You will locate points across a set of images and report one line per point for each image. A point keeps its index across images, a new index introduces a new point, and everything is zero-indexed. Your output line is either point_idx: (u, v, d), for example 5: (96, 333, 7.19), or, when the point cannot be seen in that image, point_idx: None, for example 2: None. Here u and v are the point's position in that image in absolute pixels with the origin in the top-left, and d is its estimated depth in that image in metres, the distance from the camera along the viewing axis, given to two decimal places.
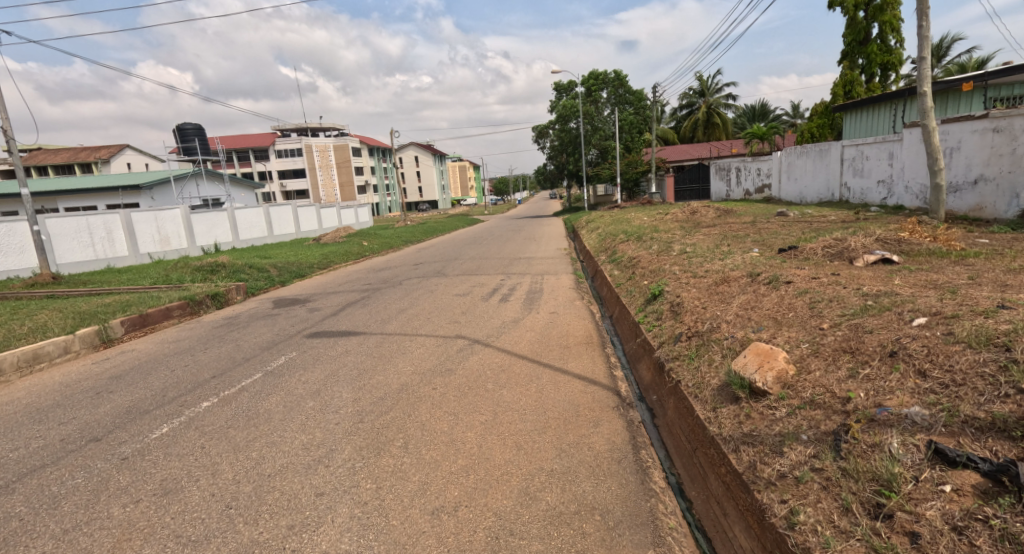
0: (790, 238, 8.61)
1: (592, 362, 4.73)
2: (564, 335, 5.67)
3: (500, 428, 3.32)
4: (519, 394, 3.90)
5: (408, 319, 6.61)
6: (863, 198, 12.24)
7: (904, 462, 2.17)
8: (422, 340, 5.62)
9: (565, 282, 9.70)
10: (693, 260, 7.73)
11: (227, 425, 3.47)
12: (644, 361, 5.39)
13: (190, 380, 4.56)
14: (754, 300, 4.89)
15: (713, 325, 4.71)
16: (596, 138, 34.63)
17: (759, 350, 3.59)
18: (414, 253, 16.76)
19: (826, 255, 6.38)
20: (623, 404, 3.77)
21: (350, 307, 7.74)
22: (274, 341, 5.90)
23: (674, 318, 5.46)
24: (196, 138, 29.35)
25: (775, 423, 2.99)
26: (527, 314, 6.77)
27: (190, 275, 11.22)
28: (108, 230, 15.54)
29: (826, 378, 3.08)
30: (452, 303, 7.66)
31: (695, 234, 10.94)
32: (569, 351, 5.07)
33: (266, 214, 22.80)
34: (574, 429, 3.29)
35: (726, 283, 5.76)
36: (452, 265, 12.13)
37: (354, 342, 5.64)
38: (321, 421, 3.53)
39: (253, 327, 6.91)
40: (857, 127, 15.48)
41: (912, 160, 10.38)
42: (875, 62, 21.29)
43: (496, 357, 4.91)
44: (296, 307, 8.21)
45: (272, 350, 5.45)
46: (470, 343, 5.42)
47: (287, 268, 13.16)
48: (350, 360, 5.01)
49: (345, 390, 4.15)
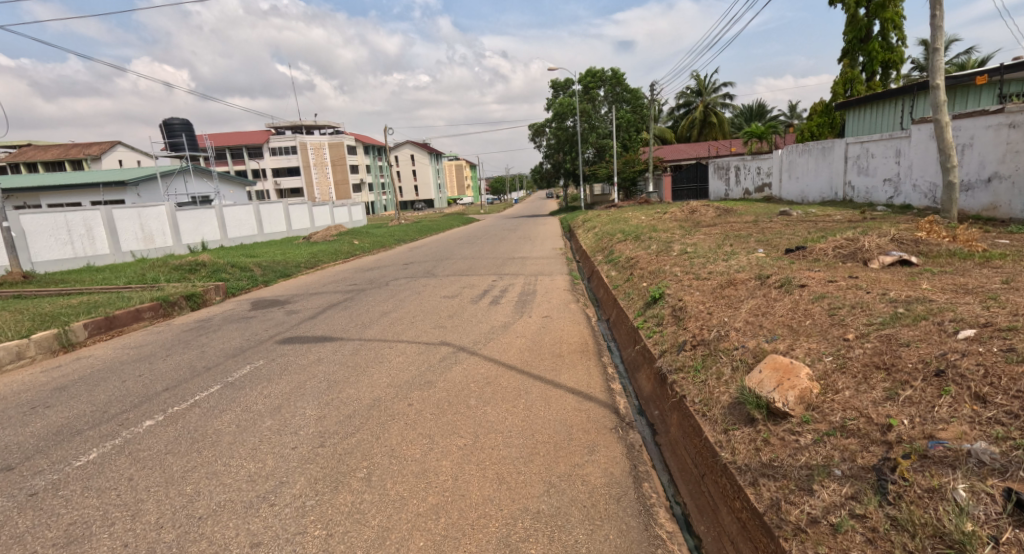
0: (795, 238, 8.21)
1: (587, 374, 4.30)
2: (557, 342, 5.22)
3: (482, 456, 2.88)
4: (505, 413, 3.46)
5: (391, 324, 6.15)
6: (867, 197, 11.88)
7: (976, 516, 1.74)
8: (403, 347, 5.17)
9: (560, 284, 9.27)
10: (694, 261, 7.32)
11: (165, 450, 3.01)
12: (643, 370, 4.97)
13: (139, 393, 4.07)
14: (764, 306, 4.47)
15: (720, 333, 4.28)
16: (594, 137, 34.25)
17: (777, 364, 3.16)
18: (406, 252, 16.25)
19: (838, 256, 5.98)
20: (622, 424, 3.33)
21: (331, 310, 7.28)
22: (243, 347, 5.43)
23: (677, 324, 5.03)
24: (184, 133, 28.65)
25: (800, 452, 2.56)
26: (519, 318, 6.33)
27: (168, 274, 10.72)
28: (89, 228, 15.00)
29: (859, 400, 2.64)
30: (439, 306, 7.20)
31: (695, 233, 10.54)
32: (562, 361, 4.64)
33: (256, 212, 22.27)
34: (565, 457, 2.85)
35: (732, 286, 5.34)
36: (443, 265, 11.67)
37: (329, 350, 5.18)
38: (274, 445, 3.07)
39: (225, 331, 6.44)
40: (861, 125, 15.12)
41: (920, 157, 10.00)
42: (877, 60, 20.94)
43: (482, 368, 4.47)
44: (274, 309, 7.73)
45: (239, 358, 4.99)
46: (454, 351, 4.96)
47: (272, 267, 12.68)
48: (321, 370, 4.55)
49: (309, 407, 3.69)
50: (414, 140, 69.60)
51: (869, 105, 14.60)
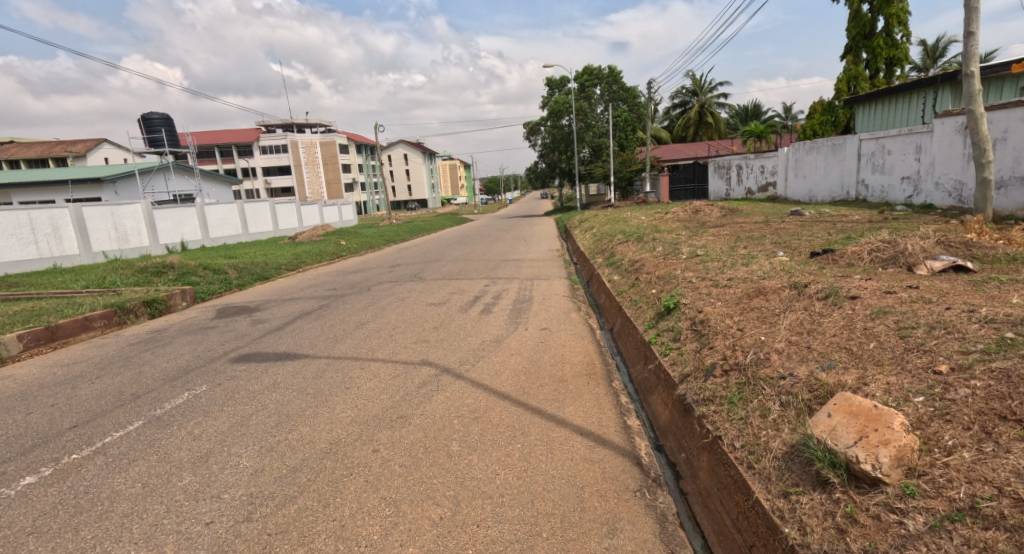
0: (816, 240, 7.51)
1: (596, 406, 3.52)
2: (558, 363, 4.43)
3: (463, 540, 2.10)
4: (496, 467, 2.68)
5: (366, 338, 5.36)
6: (883, 196, 11.25)
7: None
8: (376, 369, 4.36)
9: (559, 289, 8.52)
10: (709, 265, 6.58)
11: (27, 530, 2.19)
12: (660, 394, 4.22)
13: (39, 432, 3.24)
14: (808, 321, 3.72)
15: (757, 356, 3.52)
16: (590, 135, 33.57)
17: (854, 407, 2.38)
18: (394, 254, 15.41)
19: (876, 261, 5.28)
20: (648, 484, 2.56)
21: (302, 319, 6.47)
22: (189, 366, 4.60)
23: (699, 341, 4.28)
24: (163, 128, 27.60)
25: (912, 545, 1.79)
26: (513, 331, 5.56)
27: (130, 277, 9.82)
28: (56, 226, 14.06)
29: (991, 469, 1.90)
30: (424, 315, 6.39)
31: (703, 235, 9.81)
32: (564, 387, 3.87)
33: (240, 211, 21.35)
34: (577, 544, 2.08)
35: (762, 296, 4.61)
36: (431, 268, 10.87)
37: (290, 370, 4.37)
38: (183, 519, 2.26)
39: (177, 345, 5.61)
40: (871, 121, 14.51)
41: (944, 153, 9.36)
42: (881, 57, 20.35)
43: (468, 398, 3.69)
44: (239, 319, 6.89)
45: (180, 380, 4.17)
46: (437, 375, 4.17)
47: (249, 269, 11.82)
48: (273, 400, 3.72)
49: (244, 454, 2.86)
50: (407, 139, 68.66)
51: (884, 99, 13.93)
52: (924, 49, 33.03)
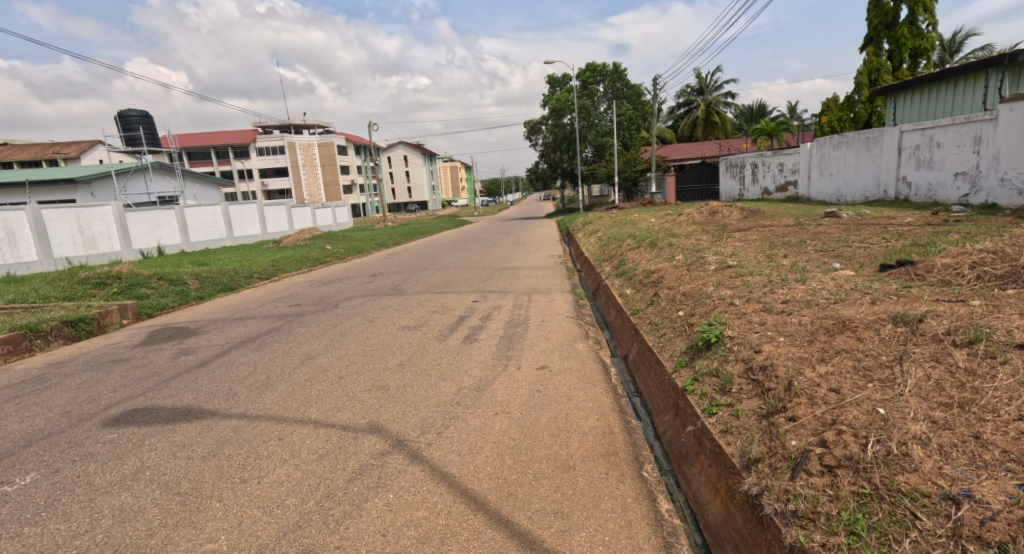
0: (873, 247, 6.18)
1: (623, 530, 2.18)
2: (561, 431, 3.08)
3: None
4: None
5: (306, 384, 4.01)
6: (930, 194, 9.95)
7: None
8: (300, 441, 3.02)
9: (561, 306, 7.19)
10: (748, 280, 5.27)
11: None
12: (708, 475, 2.86)
13: None
14: (953, 384, 2.39)
15: (886, 447, 2.13)
16: (593, 134, 32.20)
17: None
18: (380, 260, 14.09)
19: (990, 279, 3.93)
20: None
21: (240, 349, 5.17)
22: (40, 432, 3.24)
23: (766, 398, 2.94)
24: (141, 126, 26.62)
25: None
26: (503, 371, 4.23)
27: (67, 288, 8.47)
28: (10, 230, 12.41)
29: None
30: (391, 345, 5.06)
31: (727, 240, 8.44)
32: (569, 483, 2.52)
33: (224, 213, 20.06)
34: None
35: (852, 331, 3.26)
36: (416, 278, 9.60)
37: (174, 444, 3.00)
38: None
39: (61, 388, 4.25)
40: (909, 112, 13.18)
41: (1013, 143, 8.10)
42: (905, 47, 18.94)
43: (420, 508, 2.33)
44: (165, 347, 5.54)
45: (4, 462, 2.83)
46: (383, 455, 2.82)
47: (213, 278, 10.50)
48: (116, 506, 2.37)
49: None
50: (406, 141, 67.49)
51: (927, 86, 12.54)
52: (940, 44, 31.78)
